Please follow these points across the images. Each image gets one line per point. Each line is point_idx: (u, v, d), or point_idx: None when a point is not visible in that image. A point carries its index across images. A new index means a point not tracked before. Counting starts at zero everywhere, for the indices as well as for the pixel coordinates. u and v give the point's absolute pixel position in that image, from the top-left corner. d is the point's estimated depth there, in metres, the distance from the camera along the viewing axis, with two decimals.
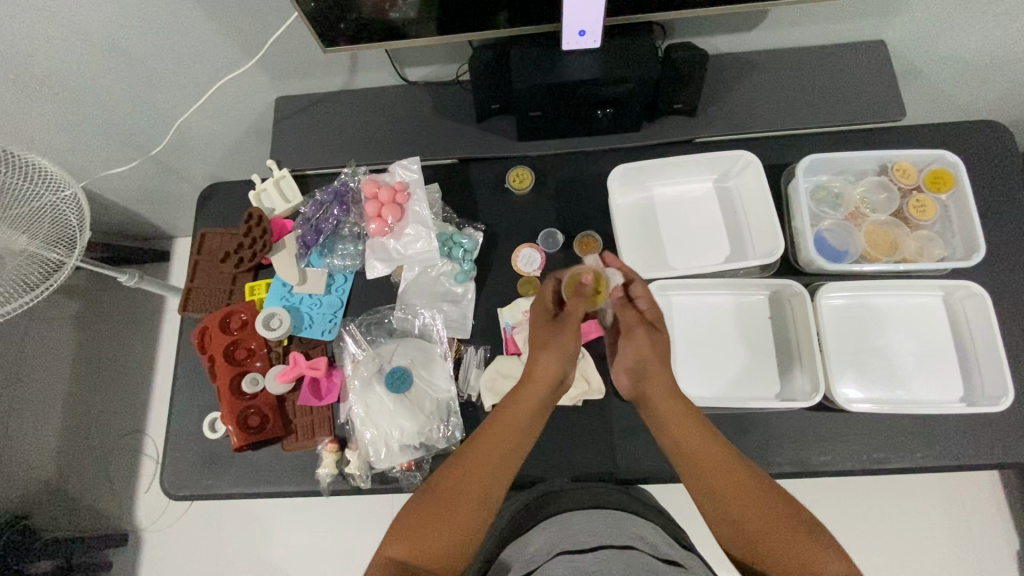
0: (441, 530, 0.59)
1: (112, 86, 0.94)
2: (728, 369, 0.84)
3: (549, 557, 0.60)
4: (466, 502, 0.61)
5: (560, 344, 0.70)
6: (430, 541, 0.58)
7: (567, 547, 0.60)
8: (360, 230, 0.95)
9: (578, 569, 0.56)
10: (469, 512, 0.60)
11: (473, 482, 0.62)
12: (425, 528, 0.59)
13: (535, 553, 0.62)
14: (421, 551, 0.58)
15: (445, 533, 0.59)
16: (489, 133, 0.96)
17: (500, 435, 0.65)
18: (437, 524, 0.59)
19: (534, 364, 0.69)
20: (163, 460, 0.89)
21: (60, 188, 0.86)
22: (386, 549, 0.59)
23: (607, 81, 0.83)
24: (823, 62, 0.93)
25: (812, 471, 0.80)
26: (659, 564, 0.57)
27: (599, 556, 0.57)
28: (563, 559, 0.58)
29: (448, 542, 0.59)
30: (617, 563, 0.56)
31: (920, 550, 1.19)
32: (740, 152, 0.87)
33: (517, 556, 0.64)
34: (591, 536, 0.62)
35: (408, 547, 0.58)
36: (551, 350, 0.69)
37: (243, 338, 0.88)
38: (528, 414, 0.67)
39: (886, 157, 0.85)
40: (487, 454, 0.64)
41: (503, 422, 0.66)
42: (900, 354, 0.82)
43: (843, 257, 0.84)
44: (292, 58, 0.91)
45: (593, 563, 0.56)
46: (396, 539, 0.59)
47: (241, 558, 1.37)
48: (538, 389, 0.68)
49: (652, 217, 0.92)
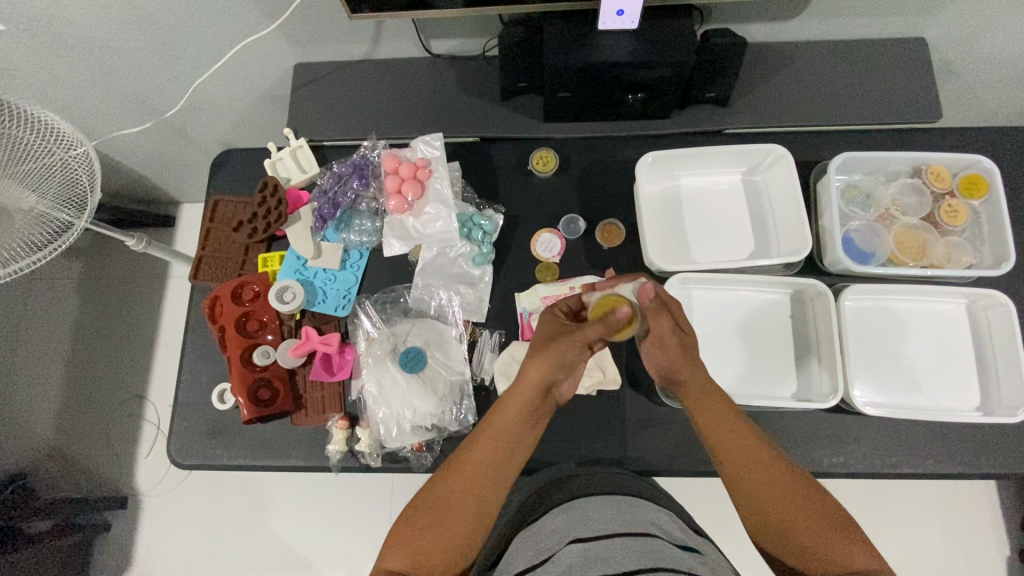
0: (434, 545, 0.61)
1: (125, 44, 0.90)
2: (747, 367, 0.83)
3: (561, 546, 0.59)
4: (461, 515, 0.62)
5: (549, 357, 0.67)
6: (425, 553, 0.60)
7: (579, 534, 0.60)
8: (378, 206, 0.93)
9: (589, 559, 0.56)
10: (463, 526, 0.62)
11: (463, 492, 0.63)
12: (420, 539, 0.61)
13: (547, 539, 0.62)
14: (417, 562, 0.60)
15: (440, 546, 0.61)
16: (513, 112, 0.94)
17: (493, 446, 0.66)
18: (433, 537, 0.61)
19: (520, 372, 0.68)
20: (171, 429, 0.88)
21: (71, 146, 0.83)
22: (384, 560, 0.61)
23: (641, 65, 0.80)
24: (862, 56, 0.90)
25: (824, 471, 0.80)
26: (674, 552, 0.57)
27: (612, 544, 0.57)
28: (574, 547, 0.58)
29: (444, 556, 0.61)
30: (631, 551, 0.55)
31: (913, 552, 1.21)
32: (773, 146, 0.85)
33: (528, 543, 0.64)
34: (604, 523, 0.61)
35: (404, 558, 0.60)
36: (539, 360, 0.67)
37: (256, 310, 0.87)
38: (516, 422, 0.67)
39: (920, 159, 0.84)
40: (481, 465, 0.65)
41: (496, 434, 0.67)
42: (920, 360, 0.82)
43: (869, 259, 0.83)
44: (314, 25, 0.88)
45: (605, 552, 0.56)
46: (394, 551, 0.61)
47: (239, 527, 1.38)
48: (523, 396, 0.67)
49: (677, 208, 0.90)
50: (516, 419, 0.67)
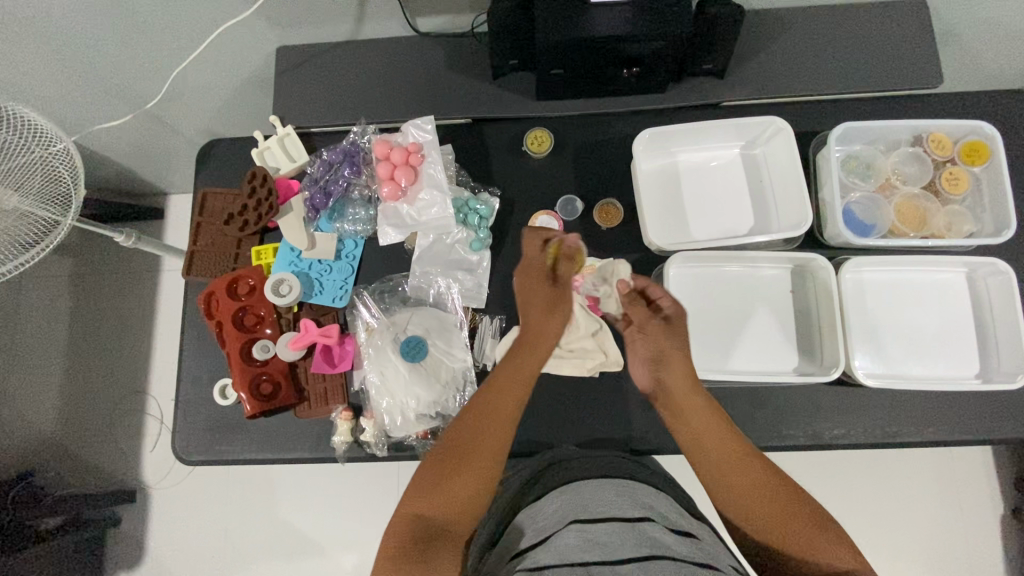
0: (462, 487, 0.62)
1: (97, 34, 0.86)
2: (747, 341, 0.83)
3: (560, 527, 0.60)
4: (486, 451, 0.64)
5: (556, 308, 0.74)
6: (445, 499, 0.61)
7: (578, 516, 0.61)
8: (371, 193, 0.91)
9: (586, 542, 0.56)
10: (487, 462, 0.63)
11: (489, 429, 0.65)
12: (448, 482, 0.61)
13: (544, 521, 0.63)
14: (442, 504, 0.60)
15: (467, 485, 0.62)
16: (505, 91, 0.91)
17: (509, 383, 0.68)
18: (457, 480, 0.62)
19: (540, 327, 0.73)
20: (174, 426, 0.88)
21: (49, 142, 0.81)
22: (409, 507, 0.61)
23: (636, 38, 0.77)
24: (861, 21, 0.88)
25: (825, 443, 0.81)
26: (672, 538, 0.58)
27: (610, 528, 0.58)
28: (572, 528, 0.59)
29: (466, 496, 0.61)
30: (629, 537, 0.56)
31: (909, 516, 1.24)
32: (772, 118, 0.83)
33: (528, 523, 0.64)
34: (603, 505, 0.62)
35: (431, 503, 0.60)
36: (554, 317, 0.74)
37: (252, 304, 0.86)
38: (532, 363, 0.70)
39: (921, 127, 0.82)
40: (502, 407, 0.67)
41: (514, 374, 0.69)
42: (919, 330, 0.82)
43: (870, 231, 0.82)
44: (295, 7, 0.84)
45: (604, 536, 0.57)
46: (417, 496, 0.61)
47: (249, 516, 1.40)
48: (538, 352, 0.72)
49: (675, 184, 0.89)
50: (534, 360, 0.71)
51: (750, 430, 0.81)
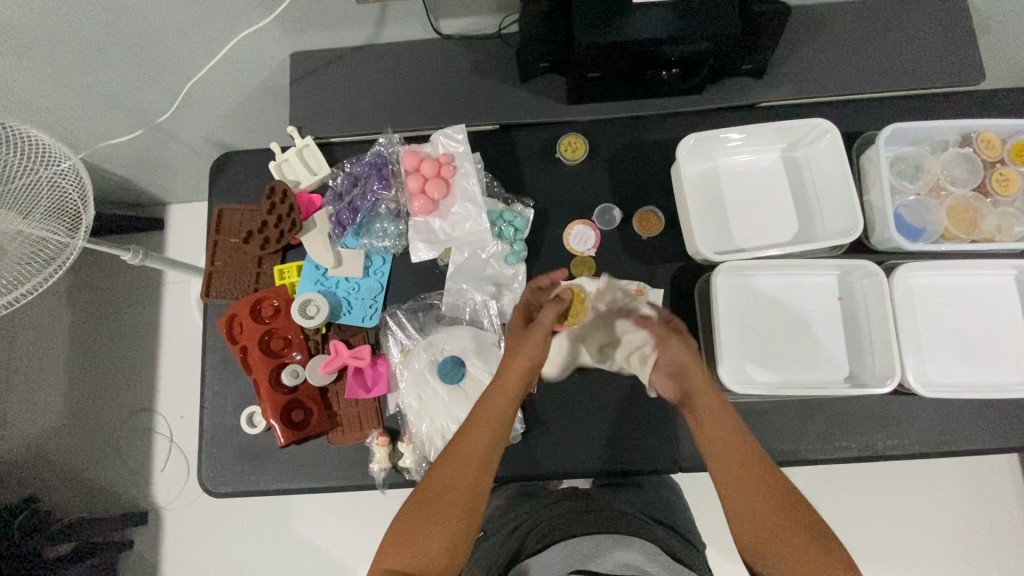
0: (430, 538, 0.58)
1: (99, 45, 0.81)
2: (795, 352, 0.80)
3: None
4: (456, 501, 0.60)
5: (530, 352, 0.67)
6: (418, 548, 0.58)
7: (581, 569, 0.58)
8: (399, 207, 0.87)
9: None
10: (456, 514, 0.60)
11: (459, 477, 0.61)
12: (417, 532, 0.59)
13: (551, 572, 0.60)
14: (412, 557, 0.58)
15: (436, 537, 0.58)
16: (536, 96, 0.87)
17: (478, 434, 0.63)
18: (422, 533, 0.59)
19: (505, 362, 0.67)
20: (200, 456, 0.84)
21: (55, 161, 0.75)
22: (381, 560, 0.59)
23: (678, 38, 0.73)
24: (902, 17, 0.85)
25: (879, 454, 0.79)
26: None
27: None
28: None
29: (440, 546, 0.58)
30: None
31: (939, 513, 1.24)
32: (817, 120, 0.80)
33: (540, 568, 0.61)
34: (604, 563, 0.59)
35: (401, 557, 0.58)
36: (521, 356, 0.67)
37: (279, 327, 0.82)
38: (504, 406, 0.65)
39: (971, 127, 0.79)
40: (467, 453, 0.62)
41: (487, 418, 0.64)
42: (972, 335, 0.80)
43: (921, 235, 0.79)
44: (315, 11, 0.80)
45: None
46: (389, 550, 0.59)
47: (267, 535, 1.36)
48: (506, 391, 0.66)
49: (715, 190, 0.85)
50: (508, 403, 0.65)
51: (802, 443, 0.79)
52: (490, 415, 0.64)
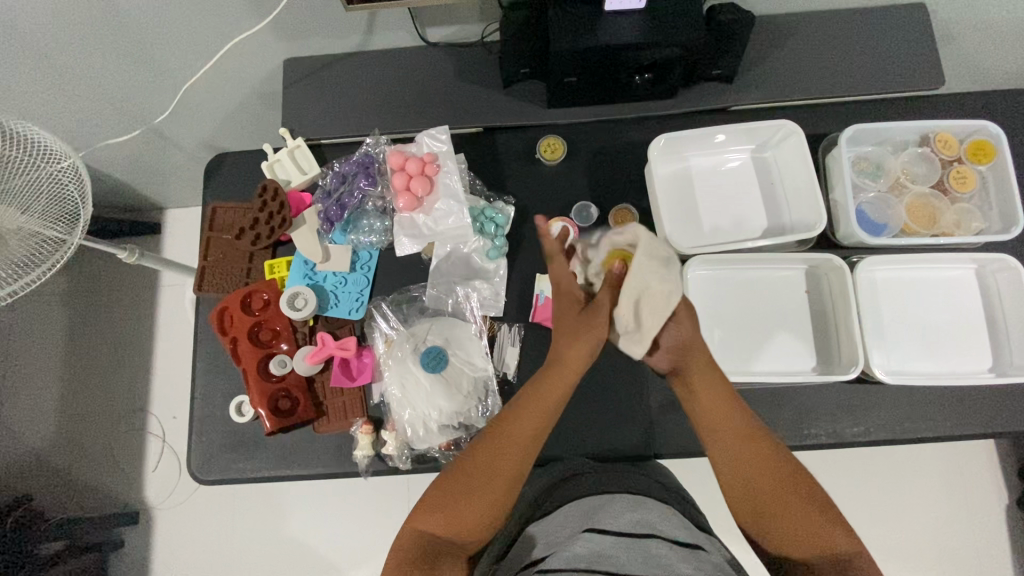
0: (472, 509, 0.61)
1: (102, 50, 0.85)
2: (767, 342, 0.83)
3: (570, 538, 0.60)
4: (502, 478, 0.63)
5: (591, 335, 0.66)
6: (461, 517, 0.61)
7: (586, 527, 0.61)
8: (385, 204, 0.90)
9: (593, 554, 0.56)
10: (500, 491, 0.62)
11: (506, 456, 0.63)
12: (458, 501, 0.61)
13: (555, 534, 0.63)
14: (453, 524, 0.61)
15: (478, 509, 0.61)
16: (517, 100, 0.92)
17: (530, 418, 0.65)
18: (466, 504, 0.61)
19: (564, 347, 0.67)
20: (189, 446, 0.86)
21: (57, 159, 0.79)
22: (416, 521, 0.61)
23: (649, 46, 0.78)
24: (863, 26, 0.90)
25: (846, 441, 0.82)
26: (672, 550, 0.57)
27: (620, 540, 0.58)
28: (583, 540, 0.58)
29: (481, 517, 0.61)
30: (632, 553, 0.56)
31: (918, 510, 1.26)
32: (783, 122, 0.84)
33: (541, 535, 0.65)
34: (611, 518, 0.62)
35: (442, 522, 0.61)
36: (584, 341, 0.66)
37: (268, 319, 0.85)
38: (559, 395, 0.66)
39: (928, 128, 0.83)
40: (521, 435, 0.64)
41: (539, 401, 0.66)
42: (932, 326, 0.83)
43: (883, 231, 0.83)
44: (306, 18, 0.84)
45: (606, 549, 0.57)
46: (428, 513, 0.61)
47: (257, 534, 1.38)
48: (567, 374, 0.67)
49: (688, 188, 0.89)
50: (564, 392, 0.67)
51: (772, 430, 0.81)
52: (544, 404, 0.66)
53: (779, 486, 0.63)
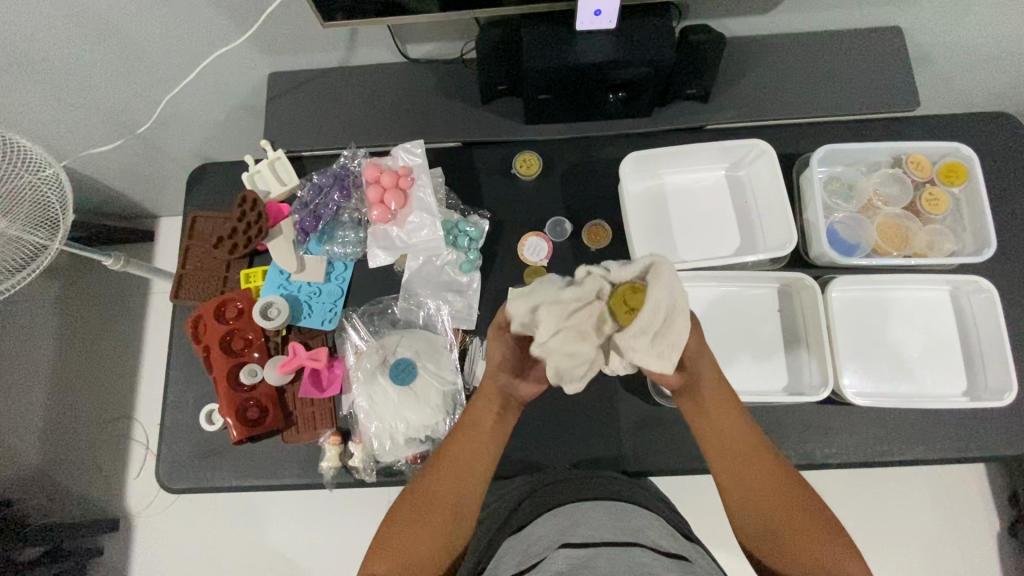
0: (417, 545, 0.62)
1: (91, 61, 0.87)
2: (738, 360, 0.83)
3: (550, 551, 0.58)
4: (443, 510, 0.64)
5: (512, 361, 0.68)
6: (408, 554, 0.62)
7: (566, 539, 0.59)
8: (361, 216, 0.92)
9: (575, 566, 0.54)
10: (444, 521, 0.64)
11: (444, 486, 0.65)
12: (403, 539, 0.62)
13: (536, 545, 0.61)
14: (399, 562, 0.61)
15: (423, 544, 0.62)
16: (495, 116, 0.93)
17: (464, 446, 0.68)
18: (411, 540, 0.62)
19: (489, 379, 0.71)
20: (159, 453, 0.86)
21: (40, 168, 0.80)
22: (367, 565, 0.62)
23: (620, 63, 0.79)
24: (838, 48, 0.91)
25: (818, 463, 0.81)
26: (658, 560, 0.55)
27: (602, 551, 0.56)
28: (563, 553, 0.56)
29: (427, 552, 0.62)
30: (615, 562, 0.54)
31: (905, 536, 1.23)
32: (754, 141, 0.85)
33: (518, 547, 0.62)
34: (594, 530, 0.60)
35: (390, 563, 0.61)
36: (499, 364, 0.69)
37: (240, 327, 0.85)
38: (491, 421, 0.69)
39: (900, 149, 0.84)
40: (456, 463, 0.67)
41: (471, 430, 0.69)
42: (905, 348, 0.82)
43: (854, 251, 0.83)
44: (288, 33, 0.86)
45: (587, 559, 0.55)
46: (377, 555, 0.62)
47: (235, 545, 1.37)
48: (493, 403, 0.70)
49: (661, 205, 0.90)
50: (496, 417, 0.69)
51: None
52: (477, 431, 0.69)
53: (783, 507, 0.63)
